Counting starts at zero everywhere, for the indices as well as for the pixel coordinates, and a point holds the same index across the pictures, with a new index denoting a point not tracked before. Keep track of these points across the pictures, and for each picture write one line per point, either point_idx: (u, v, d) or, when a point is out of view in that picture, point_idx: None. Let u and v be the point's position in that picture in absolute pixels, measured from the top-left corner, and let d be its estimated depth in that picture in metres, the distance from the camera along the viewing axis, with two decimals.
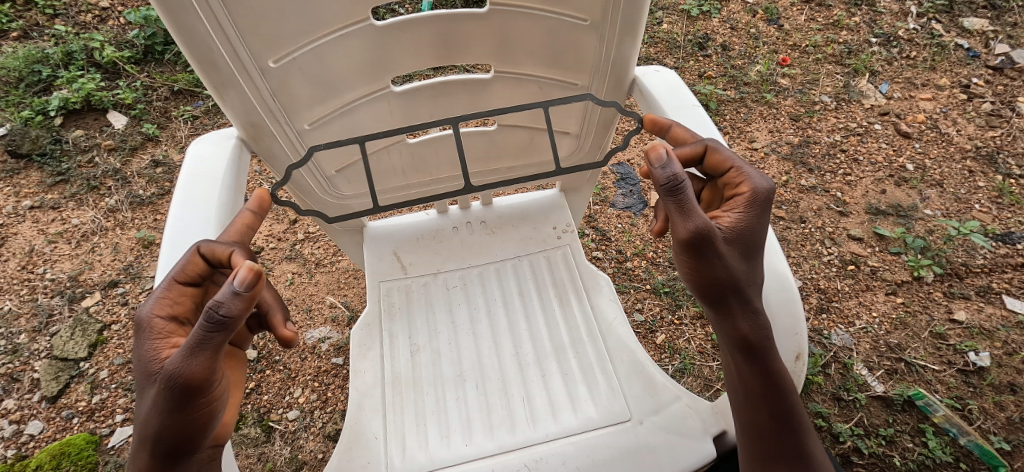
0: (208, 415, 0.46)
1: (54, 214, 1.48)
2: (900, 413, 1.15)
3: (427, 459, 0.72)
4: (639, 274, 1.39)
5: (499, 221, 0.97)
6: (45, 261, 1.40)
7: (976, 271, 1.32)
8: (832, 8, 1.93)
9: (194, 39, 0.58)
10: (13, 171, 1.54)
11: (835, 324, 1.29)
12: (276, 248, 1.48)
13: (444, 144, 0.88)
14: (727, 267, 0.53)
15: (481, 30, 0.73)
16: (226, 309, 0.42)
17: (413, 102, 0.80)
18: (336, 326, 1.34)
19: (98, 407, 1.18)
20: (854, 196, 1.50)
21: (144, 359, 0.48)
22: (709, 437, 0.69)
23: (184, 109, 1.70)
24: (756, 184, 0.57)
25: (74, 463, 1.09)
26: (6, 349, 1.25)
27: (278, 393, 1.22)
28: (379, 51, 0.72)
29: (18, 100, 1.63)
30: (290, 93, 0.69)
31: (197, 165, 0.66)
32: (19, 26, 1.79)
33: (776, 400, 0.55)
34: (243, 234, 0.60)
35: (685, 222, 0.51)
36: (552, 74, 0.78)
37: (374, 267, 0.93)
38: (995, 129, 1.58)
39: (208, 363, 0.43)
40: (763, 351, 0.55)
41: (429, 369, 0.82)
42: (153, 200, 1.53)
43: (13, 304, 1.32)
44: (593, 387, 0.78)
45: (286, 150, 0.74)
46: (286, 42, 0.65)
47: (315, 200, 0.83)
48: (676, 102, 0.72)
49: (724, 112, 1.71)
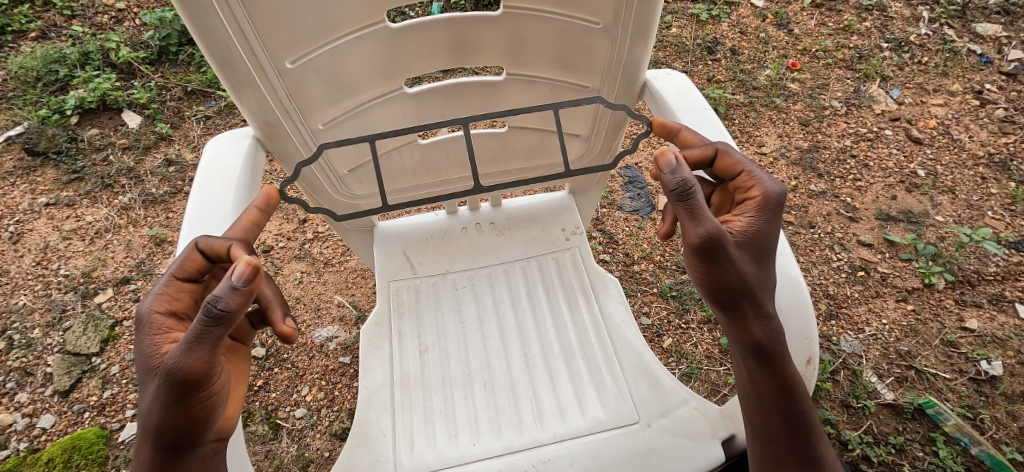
0: (209, 408, 0.46)
1: (69, 211, 1.50)
2: (910, 421, 1.14)
3: (435, 458, 0.72)
4: (646, 277, 1.39)
5: (507, 222, 0.98)
6: (58, 258, 1.42)
7: (988, 279, 1.31)
8: (843, 13, 1.92)
9: (214, 40, 0.58)
10: (29, 168, 1.56)
11: (844, 331, 1.28)
12: (286, 247, 1.49)
13: (454, 146, 0.88)
14: (738, 271, 0.53)
15: (494, 33, 0.73)
16: (224, 304, 0.42)
17: (425, 103, 0.81)
18: (343, 326, 1.34)
19: (109, 402, 1.20)
20: (864, 201, 1.49)
21: (145, 355, 0.48)
22: (717, 441, 0.68)
23: (197, 109, 1.72)
24: (767, 188, 0.57)
25: (85, 457, 1.11)
26: (21, 343, 1.27)
27: (285, 392, 1.23)
28: (393, 52, 0.72)
29: (35, 99, 1.66)
30: (305, 93, 0.70)
31: (211, 164, 0.67)
32: (38, 26, 1.83)
33: (787, 405, 0.55)
34: (249, 231, 0.59)
35: (696, 227, 0.51)
36: (564, 76, 0.79)
37: (383, 266, 0.93)
38: (1008, 135, 1.56)
39: (207, 357, 0.43)
40: (774, 356, 0.54)
41: (437, 368, 0.83)
42: (165, 199, 1.54)
43: (27, 300, 1.34)
44: (601, 388, 0.78)
45: (300, 149, 0.75)
46: (302, 42, 0.65)
47: (326, 198, 0.84)
48: (686, 105, 0.72)
49: (734, 116, 1.71)
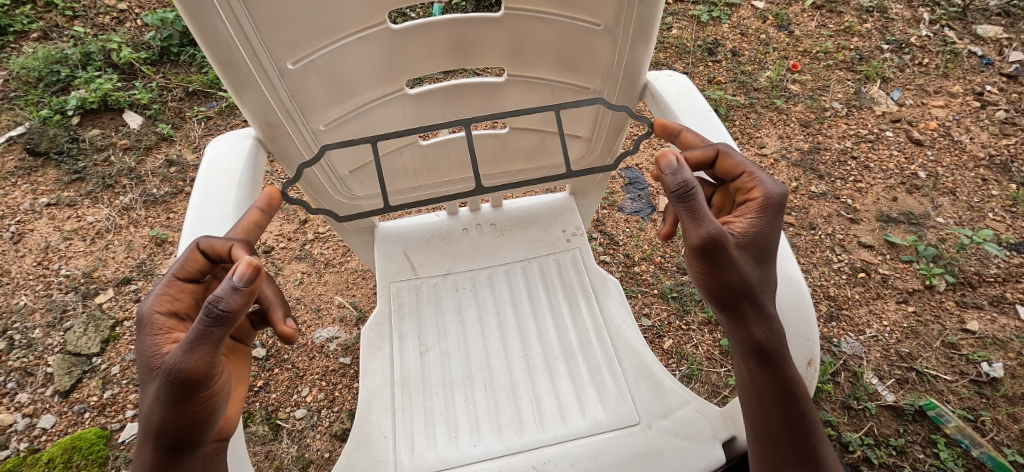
0: (209, 408, 0.46)
1: (70, 211, 1.51)
2: (911, 423, 1.14)
3: (435, 459, 0.72)
4: (646, 278, 1.39)
5: (508, 223, 0.98)
6: (60, 258, 1.42)
7: (989, 281, 1.30)
8: (843, 15, 1.92)
9: (216, 40, 0.59)
10: (30, 168, 1.56)
11: (845, 332, 1.28)
12: (286, 248, 1.49)
13: (455, 147, 0.88)
14: (739, 272, 0.53)
15: (496, 34, 0.74)
16: (225, 304, 0.42)
17: (426, 104, 0.81)
18: (344, 326, 1.34)
19: (109, 402, 1.20)
20: (865, 203, 1.49)
21: (146, 355, 0.48)
22: (718, 442, 0.68)
23: (199, 110, 1.72)
24: (767, 189, 0.57)
25: (85, 458, 1.11)
26: (22, 343, 1.27)
27: (286, 392, 1.23)
28: (394, 53, 0.73)
29: (37, 100, 1.66)
30: (306, 94, 0.70)
31: (212, 165, 0.67)
32: (40, 27, 1.83)
33: (787, 406, 0.54)
34: (251, 232, 0.59)
35: (696, 228, 0.51)
36: (565, 77, 0.79)
37: (384, 267, 0.94)
38: (1008, 137, 1.56)
39: (208, 357, 0.43)
40: (775, 357, 0.54)
41: (438, 369, 0.83)
42: (166, 199, 1.55)
43: (28, 300, 1.34)
44: (602, 389, 0.78)
45: (301, 150, 0.75)
46: (304, 43, 0.65)
47: (327, 199, 0.84)
48: (687, 106, 0.72)
49: (734, 118, 1.71)
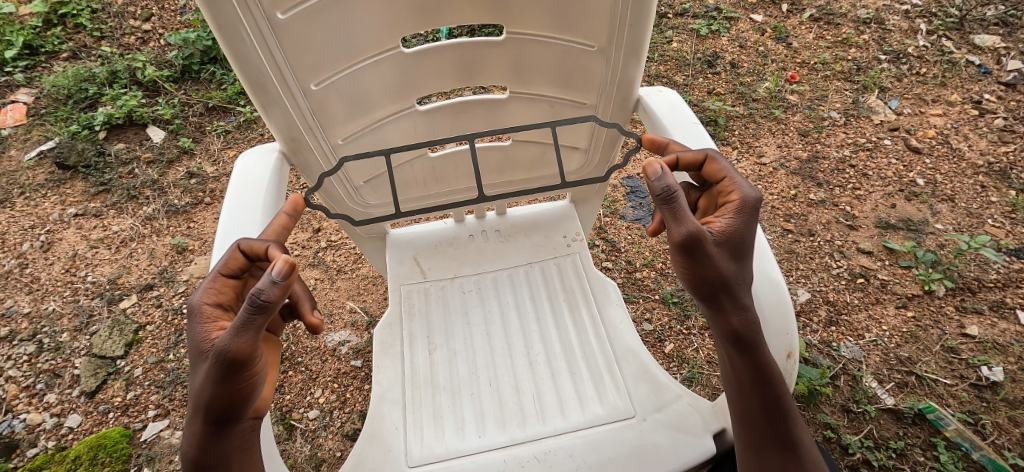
0: (250, 387, 0.51)
1: (96, 221, 1.58)
2: (911, 426, 1.17)
3: (443, 449, 0.77)
4: (648, 284, 1.44)
5: (511, 229, 1.04)
6: (86, 265, 1.49)
7: (988, 286, 1.34)
8: (841, 26, 1.97)
9: (249, 64, 0.65)
10: (60, 181, 1.65)
11: (844, 337, 1.31)
12: (301, 255, 1.56)
13: (461, 159, 0.94)
14: (716, 267, 0.57)
15: (499, 55, 0.80)
16: (266, 295, 0.48)
17: (435, 119, 0.87)
18: (355, 330, 1.40)
19: (133, 402, 1.25)
20: (863, 210, 1.52)
21: (196, 340, 0.53)
22: (709, 434, 0.72)
23: (218, 124, 1.80)
24: (744, 193, 0.61)
25: (109, 455, 1.16)
26: (50, 346, 1.34)
27: (300, 393, 1.28)
28: (405, 74, 0.79)
29: (66, 116, 1.76)
30: (327, 111, 0.76)
31: (242, 175, 0.73)
32: (70, 47, 1.93)
33: (767, 392, 0.58)
34: (280, 235, 0.65)
35: (678, 227, 0.56)
36: (563, 94, 0.84)
37: (395, 271, 0.99)
38: (1007, 144, 1.59)
39: (251, 341, 0.48)
40: (753, 345, 0.58)
41: (445, 366, 0.87)
42: (187, 209, 1.62)
43: (57, 305, 1.41)
44: (600, 386, 0.83)
45: (320, 162, 0.81)
46: (327, 65, 0.72)
47: (343, 207, 0.90)
48: (676, 119, 0.77)
49: (734, 127, 1.76)
